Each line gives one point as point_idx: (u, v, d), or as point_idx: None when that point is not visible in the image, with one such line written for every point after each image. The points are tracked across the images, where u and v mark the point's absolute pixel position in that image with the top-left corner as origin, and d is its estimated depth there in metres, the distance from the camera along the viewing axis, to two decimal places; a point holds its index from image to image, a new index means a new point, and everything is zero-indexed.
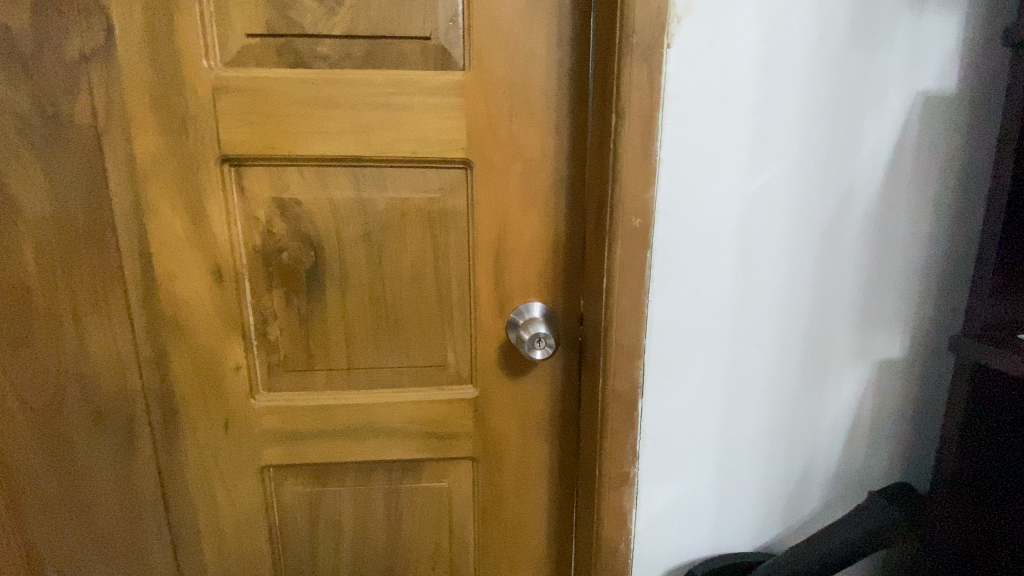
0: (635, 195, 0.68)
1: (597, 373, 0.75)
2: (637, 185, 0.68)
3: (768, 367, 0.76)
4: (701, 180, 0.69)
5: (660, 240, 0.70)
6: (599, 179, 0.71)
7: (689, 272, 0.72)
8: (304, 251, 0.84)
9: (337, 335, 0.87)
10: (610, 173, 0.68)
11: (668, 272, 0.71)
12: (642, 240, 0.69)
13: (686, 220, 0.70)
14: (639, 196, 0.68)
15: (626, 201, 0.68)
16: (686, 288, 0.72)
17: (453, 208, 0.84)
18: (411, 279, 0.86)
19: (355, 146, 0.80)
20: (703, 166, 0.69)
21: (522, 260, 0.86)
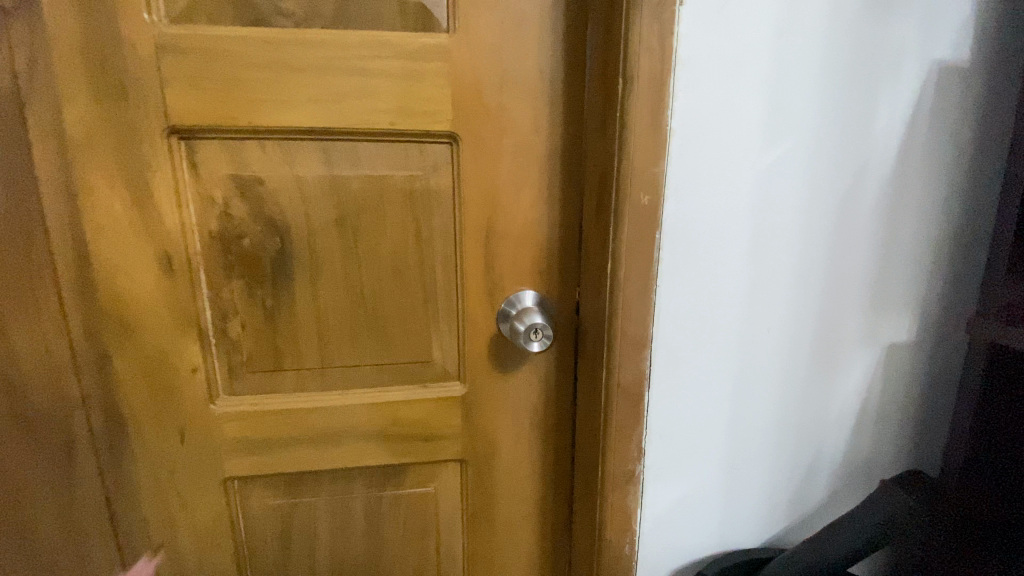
0: (644, 170, 0.62)
1: (601, 365, 0.69)
2: (646, 158, 0.61)
3: (778, 353, 0.72)
4: (714, 154, 0.63)
5: (668, 220, 0.64)
6: (603, 152, 0.65)
7: (699, 255, 0.66)
8: (268, 237, 0.75)
9: (307, 331, 0.78)
10: (619, 144, 0.62)
11: (679, 255, 0.66)
12: (652, 218, 0.63)
13: (698, 198, 0.64)
14: (647, 170, 0.62)
15: (635, 175, 0.62)
16: (696, 272, 0.66)
17: (437, 187, 0.76)
18: (391, 268, 0.77)
19: (326, 117, 0.71)
20: (715, 138, 0.63)
21: (513, 245, 0.78)
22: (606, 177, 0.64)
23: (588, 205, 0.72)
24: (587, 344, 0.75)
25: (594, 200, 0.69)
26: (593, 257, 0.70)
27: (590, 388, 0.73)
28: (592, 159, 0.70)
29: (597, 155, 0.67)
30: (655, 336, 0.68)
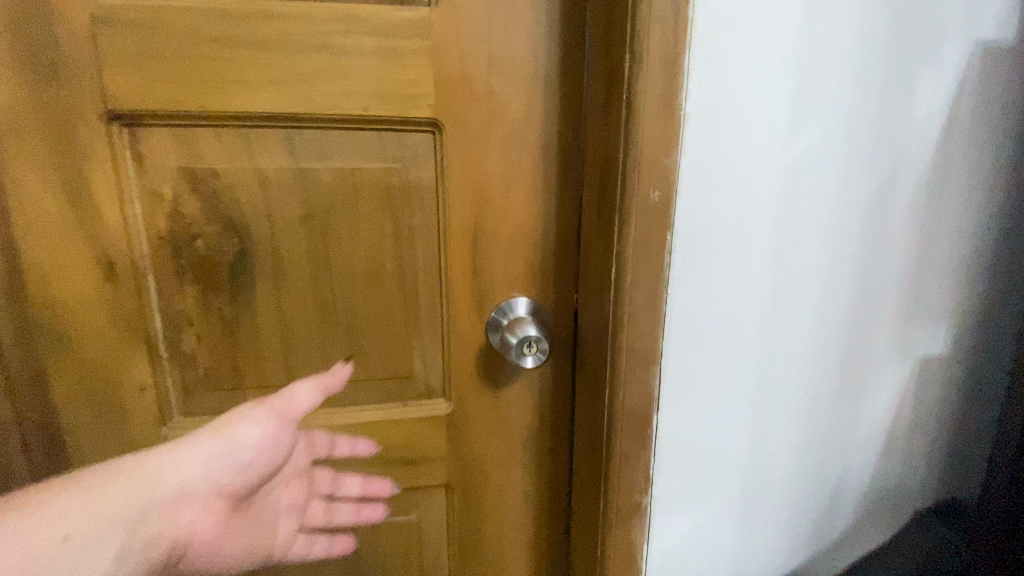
0: (655, 161, 0.53)
1: (603, 383, 0.61)
2: (657, 147, 0.53)
3: (802, 368, 0.64)
4: (735, 143, 0.55)
5: (681, 221, 0.56)
6: (607, 140, 0.56)
7: (717, 258, 0.58)
8: (225, 238, 0.65)
9: (271, 344, 0.69)
10: (625, 131, 0.53)
11: (694, 259, 0.57)
12: (663, 217, 0.55)
13: (716, 193, 0.56)
14: (658, 161, 0.53)
15: (645, 166, 0.53)
16: (713, 278, 0.58)
17: (418, 182, 0.67)
18: (367, 272, 0.68)
19: (291, 102, 0.62)
20: (735, 126, 0.55)
21: (504, 247, 0.70)
22: (610, 170, 0.56)
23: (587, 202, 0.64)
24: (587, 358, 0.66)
25: (596, 196, 0.60)
26: (594, 259, 0.62)
27: (591, 407, 0.65)
28: (592, 150, 0.61)
29: (600, 145, 0.58)
30: (665, 351, 0.59)
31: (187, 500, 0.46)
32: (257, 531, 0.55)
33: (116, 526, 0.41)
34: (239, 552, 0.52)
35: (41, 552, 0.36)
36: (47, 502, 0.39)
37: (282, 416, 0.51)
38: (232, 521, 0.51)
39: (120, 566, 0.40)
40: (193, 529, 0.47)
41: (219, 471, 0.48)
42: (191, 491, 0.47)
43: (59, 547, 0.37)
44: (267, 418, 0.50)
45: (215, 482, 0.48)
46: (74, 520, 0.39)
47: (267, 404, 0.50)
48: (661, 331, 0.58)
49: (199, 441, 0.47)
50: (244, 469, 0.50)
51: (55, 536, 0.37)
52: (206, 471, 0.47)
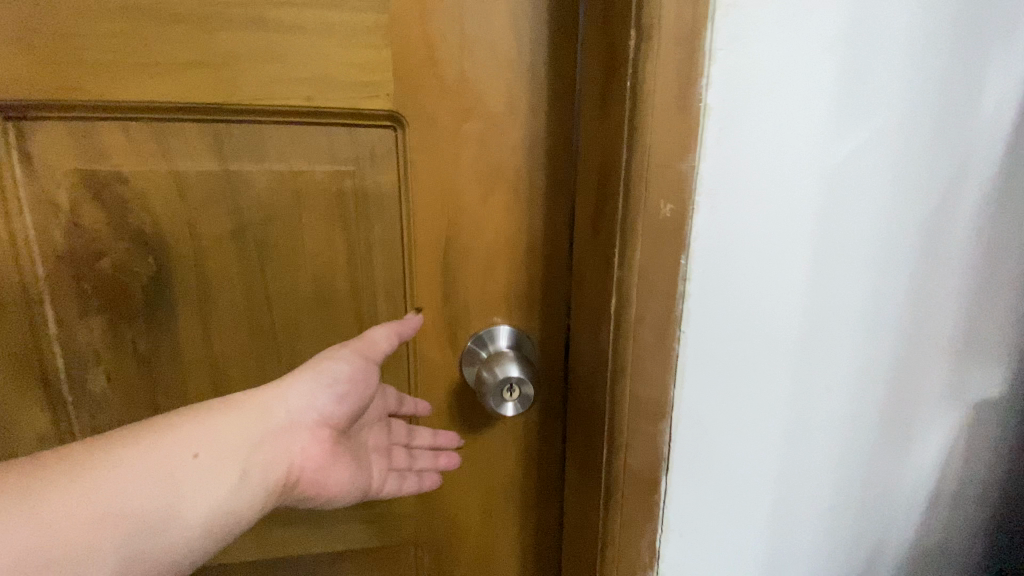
0: (667, 166, 0.42)
1: (601, 437, 0.49)
2: (670, 148, 0.42)
3: (841, 415, 0.53)
4: (770, 144, 0.44)
5: (703, 240, 0.44)
6: (607, 139, 0.45)
7: (745, 287, 0.46)
8: (138, 257, 0.53)
9: (197, 385, 0.57)
10: (630, 127, 0.42)
11: (716, 288, 0.46)
12: (676, 236, 0.44)
13: (746, 208, 0.45)
14: (671, 166, 0.42)
15: (654, 172, 0.42)
16: (740, 311, 0.47)
17: (376, 188, 0.55)
18: (314, 298, 0.56)
19: (216, 90, 0.51)
20: (771, 122, 0.43)
21: (482, 266, 0.58)
22: (610, 176, 0.45)
23: (581, 214, 0.52)
24: (580, 403, 0.55)
25: (592, 208, 0.49)
26: (590, 285, 0.51)
27: (585, 462, 0.54)
28: (587, 150, 0.50)
29: (597, 144, 0.47)
30: (677, 400, 0.48)
31: (295, 430, 0.47)
32: (361, 467, 0.52)
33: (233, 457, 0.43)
34: (338, 489, 0.50)
35: (173, 471, 0.41)
36: (176, 427, 0.43)
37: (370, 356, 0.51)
38: (340, 454, 0.50)
39: (240, 491, 0.43)
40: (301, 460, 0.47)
41: (321, 402, 0.49)
42: (301, 420, 0.48)
43: (193, 463, 0.42)
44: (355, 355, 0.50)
45: (318, 415, 0.49)
46: (198, 442, 0.42)
47: (353, 344, 0.50)
48: (671, 377, 0.47)
49: (301, 378, 0.48)
50: (348, 401, 0.50)
51: (185, 454, 0.42)
52: (308, 402, 0.48)
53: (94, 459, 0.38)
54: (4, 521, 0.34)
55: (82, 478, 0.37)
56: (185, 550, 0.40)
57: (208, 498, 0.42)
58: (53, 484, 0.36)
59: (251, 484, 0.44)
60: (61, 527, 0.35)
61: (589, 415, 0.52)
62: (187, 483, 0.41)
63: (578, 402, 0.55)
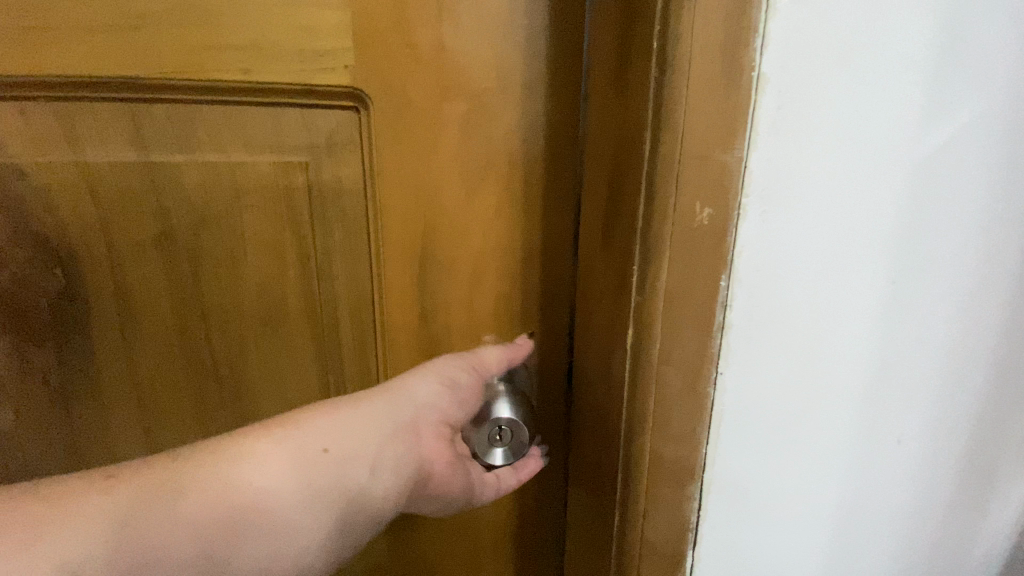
0: (705, 156, 0.32)
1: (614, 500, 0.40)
2: (709, 133, 0.31)
3: (913, 473, 0.43)
4: (843, 130, 0.33)
5: (751, 256, 0.34)
6: (626, 121, 0.34)
7: (803, 317, 0.36)
8: (45, 269, 0.43)
9: (124, 421, 0.47)
10: (657, 104, 0.31)
11: (765, 319, 0.35)
12: (714, 250, 0.33)
13: (808, 215, 0.34)
14: (711, 156, 0.32)
15: (688, 165, 0.32)
16: (796, 348, 0.36)
17: (336, 185, 0.45)
18: (261, 318, 0.47)
19: (130, 61, 0.40)
20: (849, 96, 0.32)
21: (468, 280, 0.48)
22: (630, 171, 0.34)
23: (590, 218, 0.41)
24: (587, 449, 0.45)
25: (604, 212, 0.38)
26: (600, 308, 0.40)
27: (594, 521, 0.44)
28: (597, 137, 0.39)
29: (612, 129, 0.36)
30: (710, 458, 0.38)
31: (419, 428, 0.42)
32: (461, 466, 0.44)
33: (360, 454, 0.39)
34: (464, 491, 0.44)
35: (304, 465, 0.37)
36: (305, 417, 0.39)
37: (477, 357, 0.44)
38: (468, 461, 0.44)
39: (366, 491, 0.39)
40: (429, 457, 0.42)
41: (447, 401, 0.43)
42: (425, 416, 0.42)
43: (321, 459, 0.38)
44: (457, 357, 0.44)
45: (442, 413, 0.43)
46: (326, 436, 0.39)
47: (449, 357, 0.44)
48: (704, 427, 0.37)
49: (426, 373, 0.43)
50: (472, 405, 0.44)
51: (315, 450, 0.38)
52: (434, 400, 0.42)
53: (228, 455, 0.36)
54: (156, 507, 0.32)
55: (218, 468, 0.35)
56: (299, 556, 0.36)
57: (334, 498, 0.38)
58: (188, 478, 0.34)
59: (378, 481, 0.40)
60: (203, 518, 0.33)
61: (599, 467, 0.42)
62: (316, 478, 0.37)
63: (584, 447, 0.45)
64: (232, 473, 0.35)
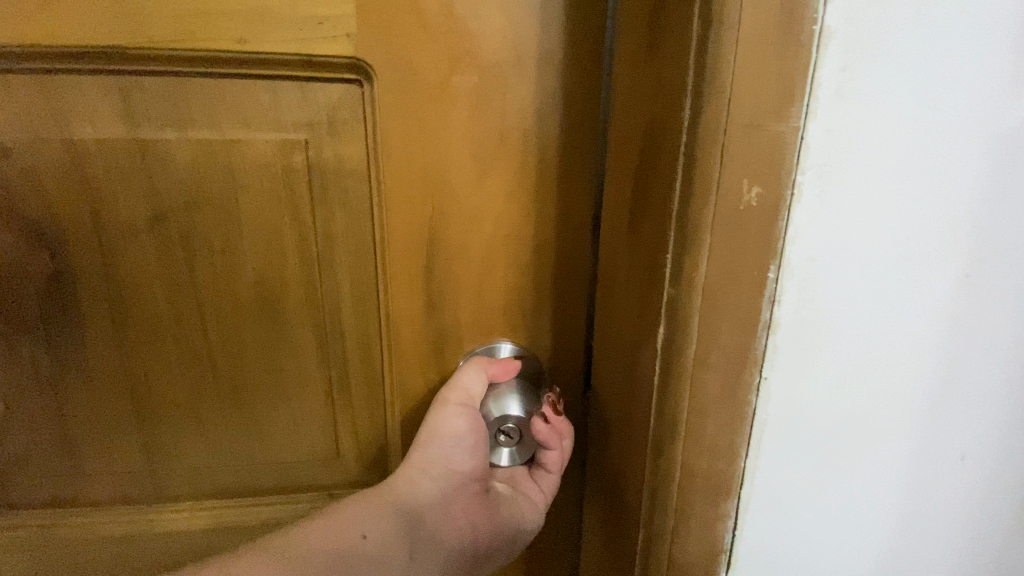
0: (755, 127, 0.28)
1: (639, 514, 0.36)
2: (761, 100, 0.27)
3: (994, 492, 0.37)
4: (914, 96, 0.28)
5: (804, 246, 0.30)
6: (662, 88, 0.30)
7: (858, 317, 0.32)
8: (29, 255, 0.41)
9: (117, 413, 0.45)
10: (700, 67, 0.27)
11: (816, 316, 0.31)
12: (762, 235, 0.29)
13: (868, 200, 0.30)
14: (764, 127, 0.28)
15: (736, 139, 0.28)
16: (850, 351, 0.32)
17: (338, 164, 0.42)
18: (259, 307, 0.44)
19: (115, 29, 0.37)
20: (924, 61, 0.28)
21: (479, 268, 0.44)
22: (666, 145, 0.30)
23: (616, 202, 0.37)
24: (610, 455, 0.42)
25: (634, 193, 0.35)
26: (627, 301, 0.37)
27: (615, 532, 0.41)
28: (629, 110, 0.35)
29: (647, 99, 0.32)
30: (749, 472, 0.34)
31: (446, 492, 0.44)
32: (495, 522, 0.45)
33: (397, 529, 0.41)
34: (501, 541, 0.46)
35: (351, 554, 0.38)
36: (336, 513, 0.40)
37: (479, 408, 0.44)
38: (493, 507, 0.45)
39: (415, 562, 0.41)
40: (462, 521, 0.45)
41: (468, 461, 0.44)
42: (450, 479, 0.44)
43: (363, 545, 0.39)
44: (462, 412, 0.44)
45: (466, 472, 0.44)
46: (361, 522, 0.40)
47: (446, 419, 0.43)
48: (743, 436, 0.33)
49: (437, 434, 0.43)
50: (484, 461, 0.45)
51: (356, 536, 0.39)
52: (454, 460, 0.44)
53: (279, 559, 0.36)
54: None
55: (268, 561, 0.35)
56: None
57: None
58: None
59: (419, 554, 0.42)
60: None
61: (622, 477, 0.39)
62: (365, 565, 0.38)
63: (605, 454, 0.42)
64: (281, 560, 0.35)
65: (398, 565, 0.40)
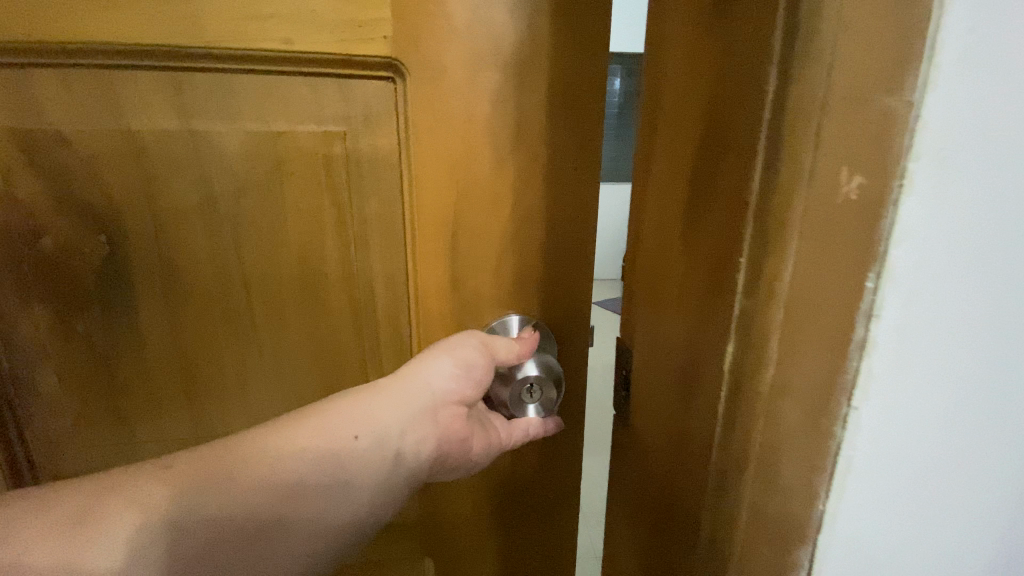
0: (860, 101, 0.24)
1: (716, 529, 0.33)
2: (870, 70, 0.23)
3: None
4: None
5: (910, 253, 0.25)
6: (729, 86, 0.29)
7: (969, 341, 0.27)
8: (87, 236, 0.44)
9: (166, 383, 0.49)
10: (752, 59, 0.27)
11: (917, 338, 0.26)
12: (858, 231, 0.25)
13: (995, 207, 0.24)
14: (871, 101, 0.24)
15: (831, 120, 0.25)
16: (954, 379, 0.27)
17: (372, 154, 0.47)
18: (300, 284, 0.48)
19: (169, 29, 0.40)
20: None
21: (496, 247, 0.49)
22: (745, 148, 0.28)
23: (677, 204, 0.35)
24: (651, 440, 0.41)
25: (696, 196, 0.33)
26: (687, 311, 0.35)
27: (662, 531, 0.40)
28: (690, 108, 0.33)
29: (697, 100, 0.32)
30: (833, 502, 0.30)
31: (437, 408, 0.44)
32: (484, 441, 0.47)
33: (384, 440, 0.41)
34: (483, 458, 0.47)
35: (338, 454, 0.39)
36: (327, 406, 0.41)
37: (488, 342, 0.46)
38: (480, 427, 0.47)
39: (396, 470, 0.42)
40: (445, 436, 0.45)
41: (463, 383, 0.45)
42: (444, 397, 0.44)
43: (349, 446, 0.40)
44: (469, 340, 0.45)
45: (459, 395, 0.45)
46: (353, 424, 0.41)
47: (447, 343, 0.45)
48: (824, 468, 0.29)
49: (438, 354, 0.44)
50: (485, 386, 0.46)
51: (346, 437, 0.40)
52: (450, 380, 0.44)
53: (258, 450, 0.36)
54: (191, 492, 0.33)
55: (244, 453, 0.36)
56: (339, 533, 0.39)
57: (367, 484, 0.41)
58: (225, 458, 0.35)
59: (401, 463, 0.43)
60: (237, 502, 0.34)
61: (676, 479, 0.37)
62: (349, 464, 0.40)
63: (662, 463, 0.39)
64: (268, 447, 0.37)
65: (377, 472, 0.41)
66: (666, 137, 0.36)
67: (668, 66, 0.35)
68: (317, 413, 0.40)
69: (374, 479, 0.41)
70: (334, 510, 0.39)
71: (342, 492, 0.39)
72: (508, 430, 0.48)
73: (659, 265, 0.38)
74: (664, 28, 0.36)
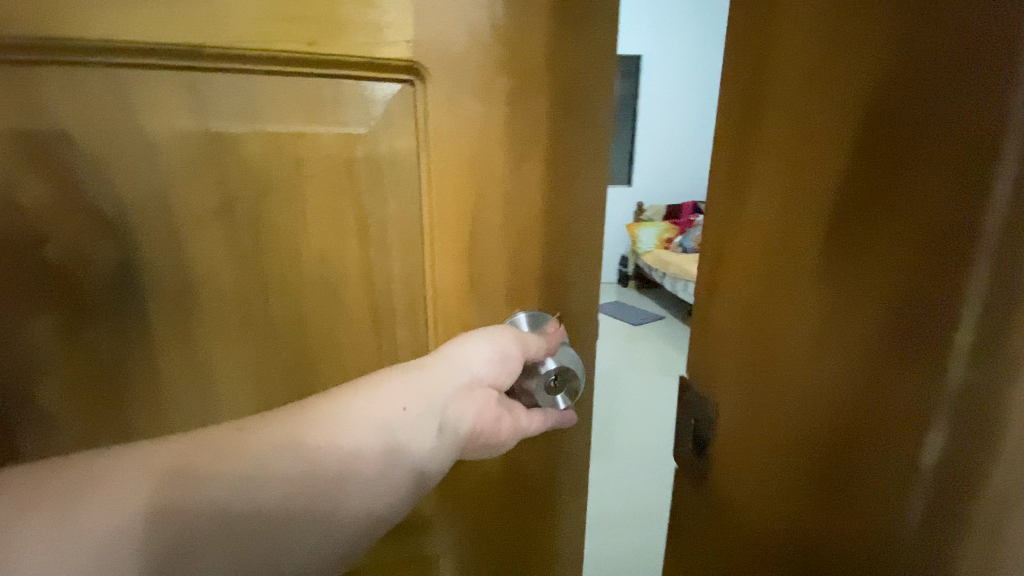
0: None
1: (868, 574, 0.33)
2: None
3: None
4: None
5: None
6: (938, 119, 0.26)
7: None
8: (96, 241, 0.42)
9: (182, 388, 0.48)
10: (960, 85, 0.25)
11: None
12: None
13: None
14: None
15: None
16: None
17: (391, 155, 0.47)
18: (321, 283, 0.48)
19: (190, 28, 0.40)
20: None
21: (513, 245, 0.51)
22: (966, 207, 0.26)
23: (812, 251, 0.32)
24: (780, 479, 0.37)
25: (853, 242, 0.30)
26: (846, 371, 0.32)
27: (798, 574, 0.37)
28: (837, 144, 0.30)
29: (838, 127, 0.30)
30: None
31: (474, 389, 0.47)
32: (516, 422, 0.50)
33: (428, 415, 0.44)
34: (511, 439, 0.50)
35: (389, 423, 0.42)
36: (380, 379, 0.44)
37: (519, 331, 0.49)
38: (511, 410, 0.49)
39: (437, 448, 0.45)
40: (481, 417, 0.47)
41: (498, 367, 0.48)
42: (479, 379, 0.47)
43: (399, 416, 0.42)
44: (505, 331, 0.49)
45: (494, 379, 0.48)
46: (404, 396, 0.43)
47: (486, 330, 0.49)
48: None
49: (478, 337, 0.48)
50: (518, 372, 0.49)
51: (396, 408, 0.42)
52: (486, 363, 0.48)
53: (322, 411, 0.40)
54: (260, 441, 0.37)
55: (311, 414, 0.40)
56: (376, 507, 0.41)
57: (409, 458, 0.43)
58: (295, 415, 0.40)
59: (440, 439, 0.45)
60: (298, 455, 0.38)
61: (816, 522, 0.35)
62: (397, 434, 0.42)
63: (780, 519, 0.37)
64: (330, 410, 0.41)
65: (419, 447, 0.43)
66: (781, 168, 0.33)
67: (788, 77, 0.32)
68: (373, 385, 0.43)
69: (416, 454, 0.43)
70: (377, 482, 0.41)
71: (386, 464, 0.42)
72: (536, 416, 0.51)
73: (774, 309, 0.35)
74: (783, 37, 0.32)
